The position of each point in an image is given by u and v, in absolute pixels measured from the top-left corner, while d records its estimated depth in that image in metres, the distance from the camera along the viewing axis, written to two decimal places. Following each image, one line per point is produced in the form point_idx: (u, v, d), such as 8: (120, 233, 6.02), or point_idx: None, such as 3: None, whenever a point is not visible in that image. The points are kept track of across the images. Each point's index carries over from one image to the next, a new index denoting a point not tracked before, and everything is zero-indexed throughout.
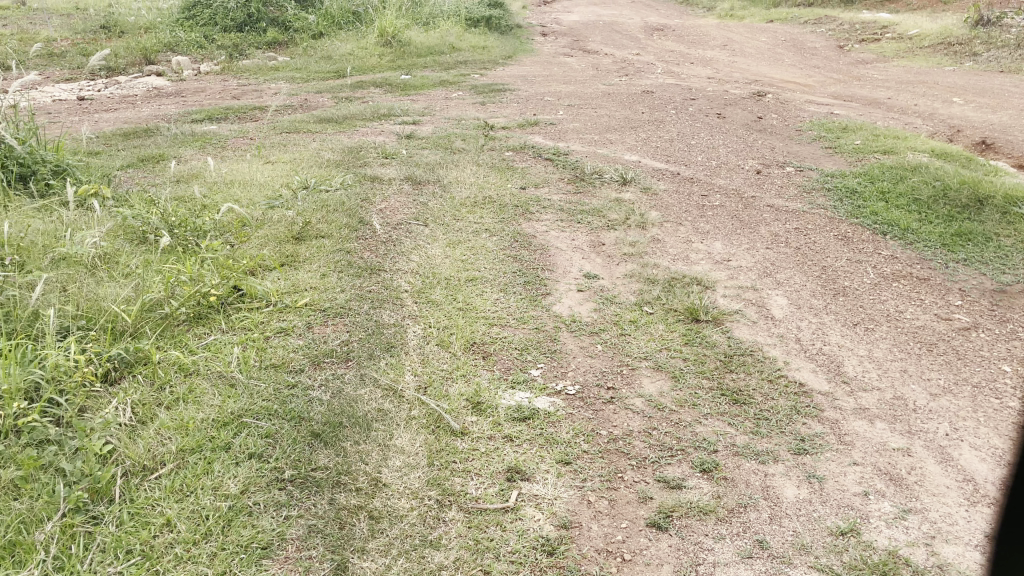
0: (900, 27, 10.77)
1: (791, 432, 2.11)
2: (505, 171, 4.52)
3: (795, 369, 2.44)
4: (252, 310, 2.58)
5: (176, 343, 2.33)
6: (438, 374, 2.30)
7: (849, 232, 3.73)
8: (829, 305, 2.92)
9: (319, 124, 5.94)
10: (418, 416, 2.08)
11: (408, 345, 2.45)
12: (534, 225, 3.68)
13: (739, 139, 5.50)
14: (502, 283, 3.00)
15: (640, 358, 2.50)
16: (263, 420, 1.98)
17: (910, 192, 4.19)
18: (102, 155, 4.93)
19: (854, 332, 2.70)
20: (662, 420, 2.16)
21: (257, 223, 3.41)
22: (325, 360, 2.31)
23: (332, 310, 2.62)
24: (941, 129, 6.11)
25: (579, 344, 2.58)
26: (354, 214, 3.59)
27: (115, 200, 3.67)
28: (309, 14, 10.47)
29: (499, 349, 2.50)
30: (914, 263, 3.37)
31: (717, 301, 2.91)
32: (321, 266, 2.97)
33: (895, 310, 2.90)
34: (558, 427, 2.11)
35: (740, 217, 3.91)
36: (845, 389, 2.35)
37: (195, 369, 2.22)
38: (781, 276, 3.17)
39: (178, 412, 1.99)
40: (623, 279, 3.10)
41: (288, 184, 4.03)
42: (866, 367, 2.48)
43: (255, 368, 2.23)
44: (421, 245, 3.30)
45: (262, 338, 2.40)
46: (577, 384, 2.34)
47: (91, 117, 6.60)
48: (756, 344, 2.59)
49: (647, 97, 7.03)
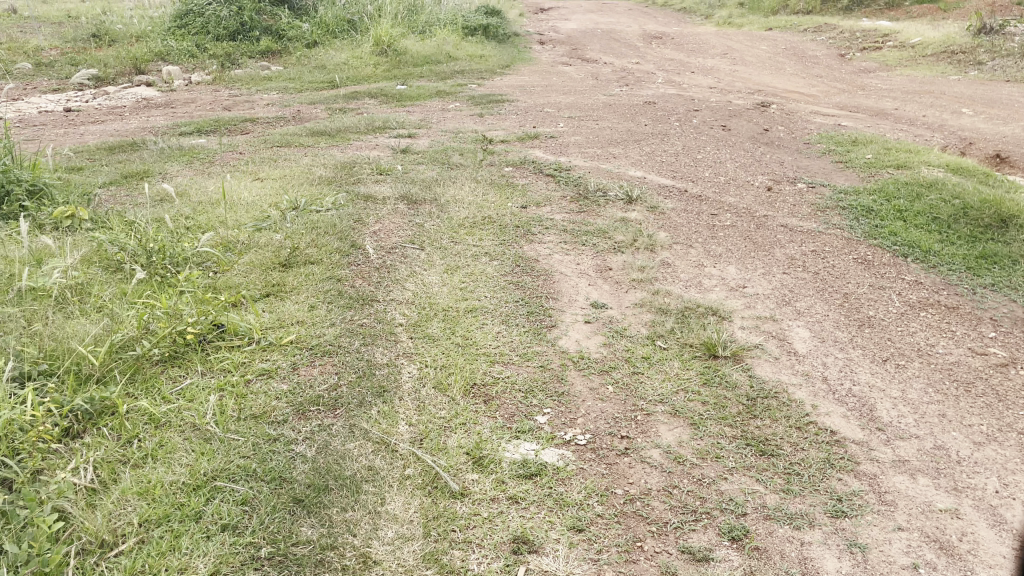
0: (902, 35, 10.61)
1: (826, 491, 1.91)
2: (505, 188, 4.32)
3: (825, 414, 2.24)
4: (232, 349, 2.37)
5: (147, 389, 2.13)
6: (435, 423, 2.09)
7: (868, 254, 3.53)
8: (854, 338, 2.72)
9: (311, 137, 5.75)
10: (413, 475, 1.87)
11: (402, 389, 2.24)
12: (536, 248, 3.47)
13: (746, 153, 5.32)
14: (504, 314, 2.80)
15: (655, 401, 2.29)
16: (239, 483, 1.77)
17: (928, 211, 4.00)
18: (85, 172, 4.74)
19: (885, 370, 2.50)
20: (682, 476, 1.96)
21: (243, 248, 3.21)
22: (311, 409, 2.09)
23: (320, 349, 2.41)
24: (952, 142, 5.93)
25: (588, 384, 2.37)
26: (345, 237, 3.38)
27: (93, 222, 3.48)
28: (304, 23, 10.29)
29: (501, 392, 2.29)
30: (940, 289, 3.17)
31: (735, 334, 2.71)
32: (309, 297, 2.77)
33: (925, 344, 2.69)
34: (568, 485, 1.91)
35: (753, 238, 3.71)
36: (881, 437, 2.14)
37: (167, 420, 2.01)
38: (801, 304, 2.98)
39: (145, 474, 1.79)
40: (633, 309, 2.90)
41: (277, 204, 3.83)
42: (902, 411, 2.27)
43: (234, 420, 2.01)
44: (417, 271, 3.09)
45: (242, 383, 2.19)
46: (587, 432, 2.13)
47: (77, 130, 6.40)
48: (780, 385, 2.39)
49: (649, 109, 6.85)
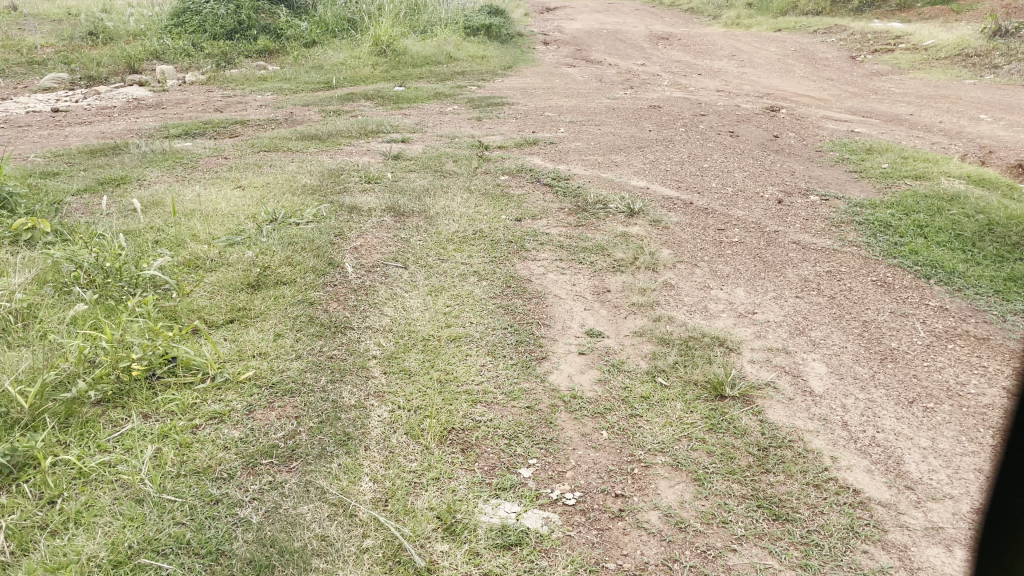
0: (914, 38, 10.32)
1: (850, 567, 1.65)
2: (500, 198, 4.08)
3: (846, 469, 1.98)
4: (182, 388, 2.13)
5: (81, 437, 1.89)
6: (404, 479, 1.85)
7: (888, 275, 3.27)
8: (877, 375, 2.46)
9: (300, 141, 5.50)
10: (372, 547, 1.62)
11: (369, 437, 1.99)
12: (530, 266, 3.23)
13: (754, 161, 5.07)
14: (490, 344, 2.54)
15: (654, 450, 2.04)
16: (169, 558, 1.53)
17: (949, 227, 3.75)
18: (60, 178, 4.51)
19: (912, 415, 2.24)
20: (684, 547, 1.70)
21: (211, 267, 2.97)
22: (262, 462, 1.85)
23: (281, 387, 2.17)
24: (970, 150, 5.68)
25: (579, 430, 2.12)
26: (323, 254, 3.14)
27: (55, 233, 3.24)
28: (302, 21, 10.06)
29: (481, 439, 2.04)
30: (966, 316, 2.91)
31: (744, 369, 2.45)
32: (275, 324, 2.53)
33: (955, 383, 2.44)
34: (552, 558, 1.65)
35: (763, 257, 3.45)
36: (911, 498, 1.89)
37: (98, 475, 1.77)
38: (817, 334, 2.72)
39: (63, 544, 1.54)
40: (632, 339, 2.64)
41: (254, 215, 3.59)
42: (933, 466, 2.01)
43: (172, 476, 1.76)
44: (398, 294, 2.85)
45: (189, 429, 1.95)
46: (577, 490, 1.88)
47: (61, 132, 6.18)
48: (795, 432, 2.13)
49: (655, 113, 6.60)
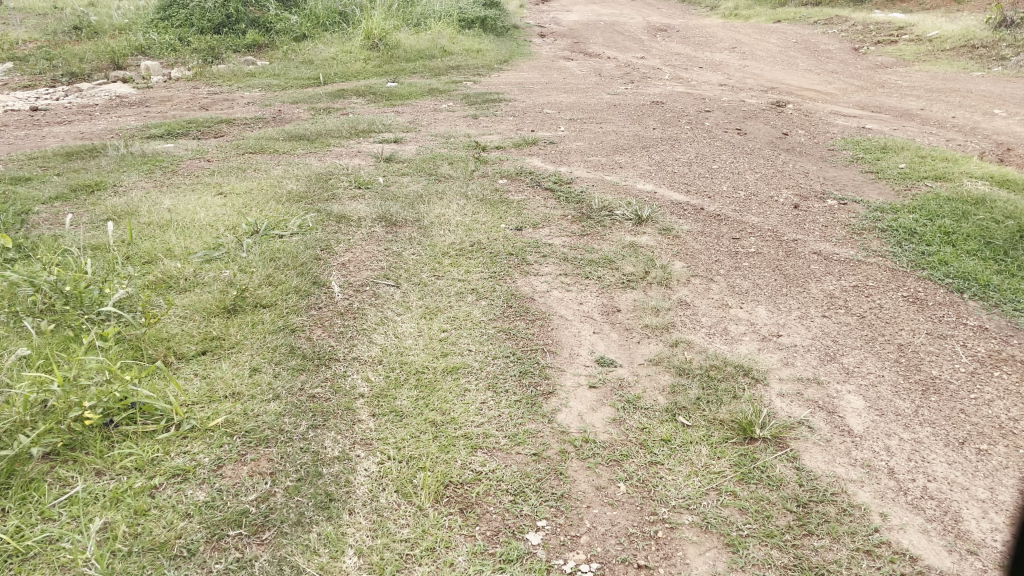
0: (916, 29, 10.05)
1: None
2: (498, 205, 3.82)
3: (899, 529, 1.74)
4: (143, 438, 1.87)
5: (22, 504, 1.63)
6: (393, 552, 1.60)
7: (919, 290, 3.02)
8: (921, 410, 2.21)
9: (288, 142, 5.23)
10: None
11: (355, 497, 1.75)
12: (532, 282, 2.98)
13: (765, 161, 4.81)
14: (491, 376, 2.29)
15: (680, 508, 1.79)
16: None
17: (978, 234, 3.51)
18: (32, 183, 4.23)
19: (965, 459, 2.00)
20: None
21: (184, 288, 2.71)
22: (230, 534, 1.61)
23: (255, 435, 1.92)
24: (987, 148, 5.43)
25: (593, 482, 1.87)
26: (307, 272, 2.88)
27: (18, 249, 2.98)
28: (293, 14, 9.75)
29: (482, 497, 1.80)
30: (1009, 336, 2.66)
31: (774, 404, 2.20)
32: (251, 356, 2.28)
33: (1007, 419, 2.18)
34: None
35: (783, 270, 3.21)
36: (977, 565, 1.65)
37: (37, 553, 1.51)
38: (849, 360, 2.48)
39: None
40: (649, 368, 2.40)
41: (235, 226, 3.33)
42: (996, 523, 1.77)
43: (123, 555, 1.51)
44: (389, 317, 2.60)
45: (146, 491, 1.70)
46: (593, 561, 1.63)
47: (39, 132, 5.90)
48: (838, 482, 1.89)
49: (657, 109, 6.34)
